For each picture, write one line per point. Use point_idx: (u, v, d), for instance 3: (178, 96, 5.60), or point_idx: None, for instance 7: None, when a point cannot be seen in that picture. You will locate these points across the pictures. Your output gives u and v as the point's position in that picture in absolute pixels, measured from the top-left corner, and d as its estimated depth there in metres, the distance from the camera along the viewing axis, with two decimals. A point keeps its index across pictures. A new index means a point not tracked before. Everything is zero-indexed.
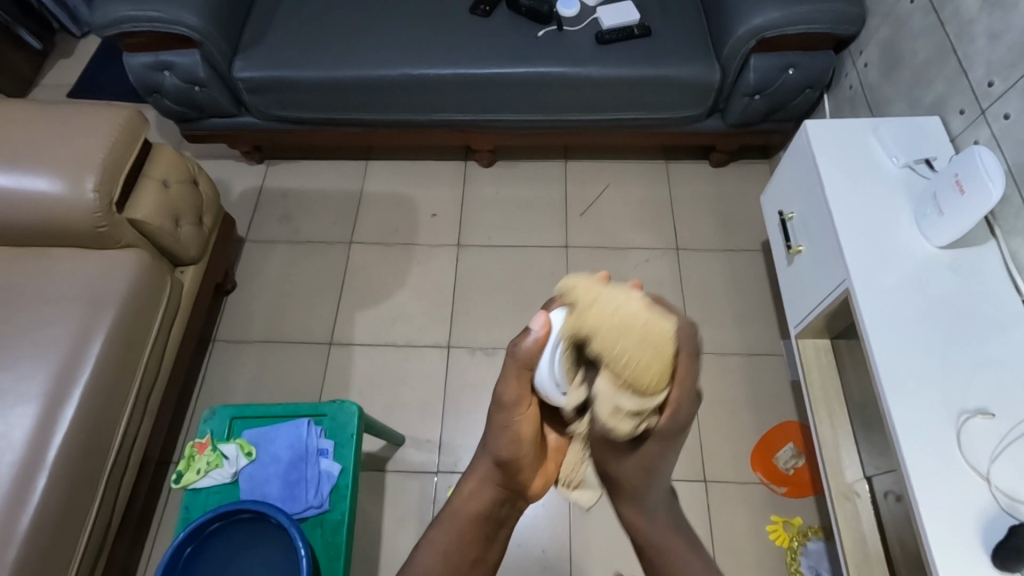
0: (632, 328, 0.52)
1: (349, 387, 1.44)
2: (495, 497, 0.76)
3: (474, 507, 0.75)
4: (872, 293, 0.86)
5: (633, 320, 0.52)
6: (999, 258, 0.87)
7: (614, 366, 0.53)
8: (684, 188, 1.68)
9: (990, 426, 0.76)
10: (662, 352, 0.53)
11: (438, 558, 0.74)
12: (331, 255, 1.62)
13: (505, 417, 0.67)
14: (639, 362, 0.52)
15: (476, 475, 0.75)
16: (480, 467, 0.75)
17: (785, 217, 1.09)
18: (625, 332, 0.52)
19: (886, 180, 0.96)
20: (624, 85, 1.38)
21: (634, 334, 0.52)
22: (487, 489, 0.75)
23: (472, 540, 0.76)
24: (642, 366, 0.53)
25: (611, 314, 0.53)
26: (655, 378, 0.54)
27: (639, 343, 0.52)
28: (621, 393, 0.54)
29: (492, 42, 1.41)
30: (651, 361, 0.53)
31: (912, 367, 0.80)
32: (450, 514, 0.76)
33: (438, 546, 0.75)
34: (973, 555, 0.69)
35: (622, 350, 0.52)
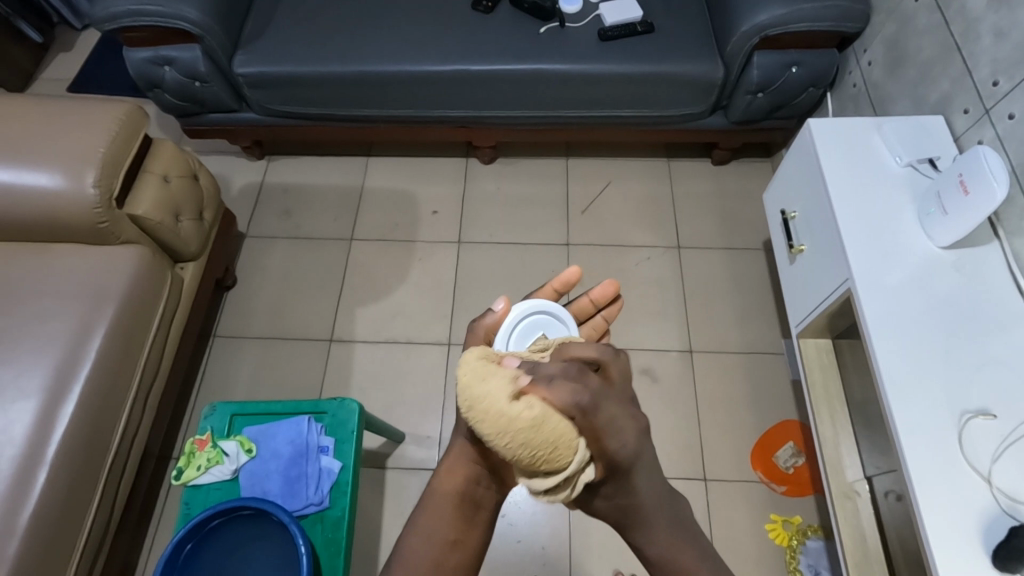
0: (496, 432, 0.52)
1: (349, 383, 1.44)
2: (473, 473, 0.75)
3: (452, 484, 0.74)
4: (875, 292, 0.86)
5: (496, 422, 0.52)
6: (1002, 258, 0.87)
7: (511, 461, 0.55)
8: (685, 186, 1.68)
9: (992, 426, 0.75)
10: (547, 433, 0.52)
11: (417, 539, 0.73)
12: (332, 251, 1.62)
13: None
14: (525, 453, 0.52)
15: (452, 452, 0.75)
16: (455, 447, 0.76)
17: (788, 216, 1.09)
18: (490, 428, 0.52)
19: (889, 179, 0.95)
20: (626, 82, 1.38)
21: (495, 432, 0.52)
22: (464, 464, 0.74)
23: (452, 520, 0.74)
24: (533, 452, 0.52)
25: (477, 412, 0.53)
26: (549, 457, 0.53)
27: (514, 436, 0.51)
28: (533, 478, 0.57)
29: (495, 38, 1.40)
30: (530, 452, 0.52)
31: (914, 367, 0.80)
32: (430, 493, 0.76)
33: (418, 526, 0.74)
34: (974, 556, 0.69)
35: (502, 449, 0.53)
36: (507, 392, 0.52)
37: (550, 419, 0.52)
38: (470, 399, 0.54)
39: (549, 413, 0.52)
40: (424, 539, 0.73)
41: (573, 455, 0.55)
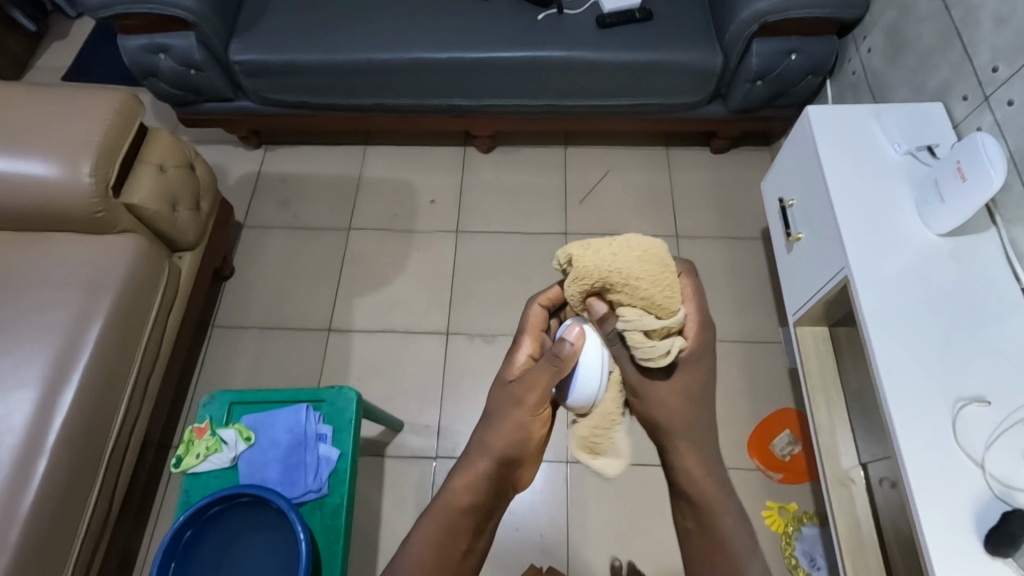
0: (625, 252, 0.61)
1: (348, 372, 1.44)
2: (489, 491, 0.71)
3: (468, 500, 0.70)
4: (872, 280, 0.86)
5: (629, 243, 0.61)
6: (999, 246, 0.87)
7: (625, 282, 0.60)
8: (684, 175, 1.67)
9: (986, 412, 0.76)
10: (663, 256, 0.62)
11: (426, 560, 0.68)
12: (330, 241, 1.62)
13: (523, 395, 0.69)
14: (650, 271, 0.60)
15: (471, 467, 0.70)
16: (476, 456, 0.70)
17: (785, 204, 1.09)
18: (621, 254, 0.61)
19: (887, 167, 0.95)
20: (625, 70, 1.37)
21: (626, 253, 0.61)
22: (484, 481, 0.70)
23: (464, 539, 0.70)
24: (645, 280, 0.60)
25: (613, 256, 0.61)
26: (666, 274, 0.61)
27: (638, 253, 0.61)
28: (646, 314, 0.62)
29: (493, 25, 1.39)
30: (656, 269, 0.60)
31: (910, 355, 0.80)
32: (438, 509, 0.70)
33: (427, 543, 0.69)
34: (965, 541, 0.70)
35: (632, 271, 0.60)
36: (622, 235, 0.63)
37: (663, 247, 0.62)
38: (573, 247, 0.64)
39: (660, 244, 0.63)
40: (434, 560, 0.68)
41: (681, 300, 0.62)
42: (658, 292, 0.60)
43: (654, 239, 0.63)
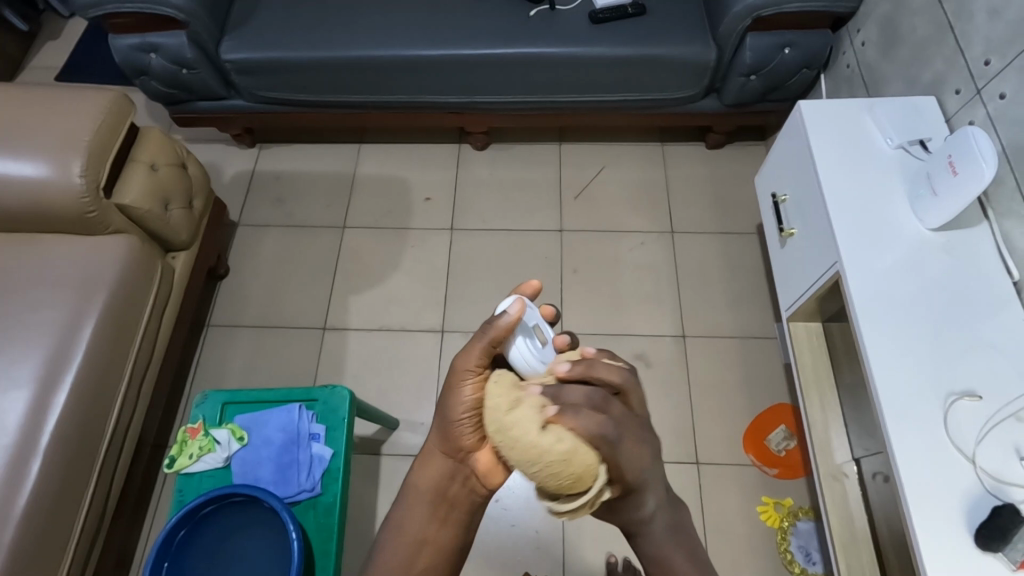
0: (527, 459, 0.53)
1: (343, 370, 1.44)
2: (445, 472, 0.78)
3: (423, 479, 0.79)
4: (864, 275, 0.85)
5: (534, 449, 0.53)
6: (991, 240, 0.86)
7: (533, 482, 0.56)
8: (680, 170, 1.67)
9: (978, 407, 0.76)
10: (579, 463, 0.53)
11: (390, 530, 0.79)
12: (325, 239, 1.62)
13: (451, 380, 0.70)
14: (552, 480, 0.54)
15: (427, 448, 0.79)
16: (431, 441, 0.79)
17: (779, 199, 1.08)
18: (523, 454, 0.54)
19: (880, 161, 0.95)
20: (619, 65, 1.36)
21: (529, 459, 0.53)
22: (435, 461, 0.78)
23: (429, 516, 0.79)
24: (543, 482, 0.55)
25: (517, 448, 0.54)
26: (569, 483, 0.54)
27: (545, 464, 0.53)
28: (555, 499, 0.58)
29: (485, 21, 1.38)
30: (558, 480, 0.54)
31: (902, 350, 0.80)
32: (408, 489, 0.81)
33: (398, 517, 0.80)
34: (957, 536, 0.70)
35: (526, 472, 0.54)
36: (537, 421, 0.54)
37: (581, 450, 0.53)
38: (486, 405, 0.58)
39: (579, 443, 0.54)
40: (400, 533, 0.78)
41: (590, 490, 0.56)
42: (558, 489, 0.55)
43: (571, 433, 0.54)
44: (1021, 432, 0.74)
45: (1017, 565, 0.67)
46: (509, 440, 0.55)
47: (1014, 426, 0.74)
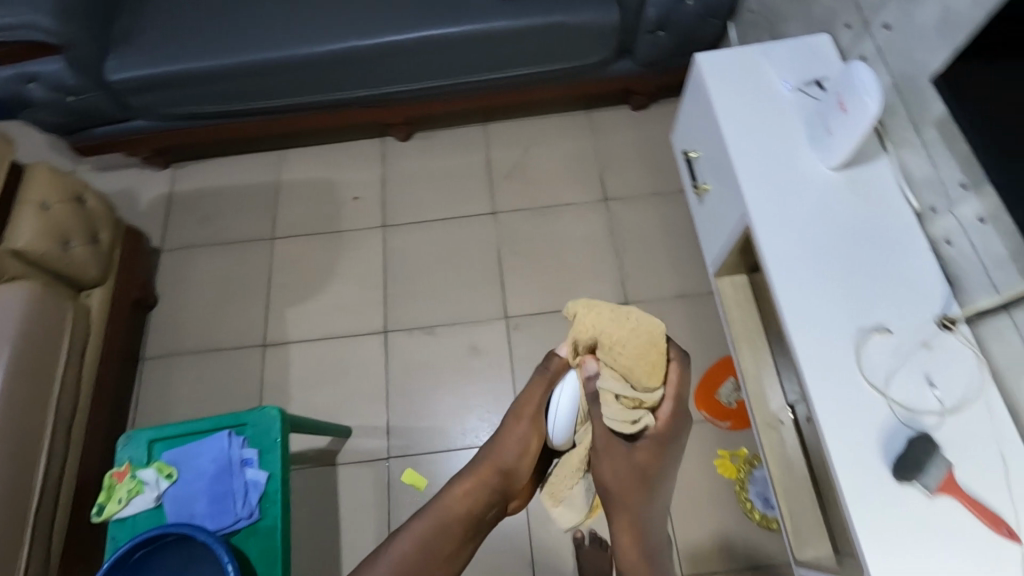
0: (633, 331, 0.71)
1: (288, 386, 1.40)
2: (486, 502, 0.80)
3: (464, 505, 0.79)
4: (771, 223, 0.84)
5: (635, 320, 0.72)
6: (891, 171, 0.86)
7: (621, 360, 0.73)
8: (608, 136, 1.64)
9: (888, 342, 0.76)
10: (658, 340, 0.72)
11: (414, 545, 0.76)
12: (254, 254, 1.56)
13: (516, 422, 0.80)
14: (638, 347, 0.71)
15: (473, 474, 0.80)
16: (480, 468, 0.80)
17: (690, 156, 1.07)
18: (627, 324, 0.72)
19: (779, 106, 0.93)
20: (524, 38, 1.32)
21: (640, 329, 0.72)
22: (482, 492, 0.79)
23: (450, 536, 0.78)
24: (632, 356, 0.72)
25: (614, 326, 0.72)
26: (655, 355, 0.72)
27: (643, 341, 0.71)
28: (624, 389, 0.74)
29: (380, 8, 1.33)
30: (652, 349, 0.72)
31: (813, 295, 0.80)
32: (438, 507, 0.79)
33: (411, 537, 0.77)
34: (876, 470, 0.70)
35: (621, 342, 0.72)
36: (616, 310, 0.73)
37: (659, 330, 0.72)
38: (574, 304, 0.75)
39: (659, 326, 0.72)
40: (409, 556, 0.75)
41: (655, 383, 0.75)
42: (642, 364, 0.72)
43: (656, 319, 0.73)
44: (930, 360, 0.75)
45: (933, 491, 0.68)
46: (595, 316, 0.73)
47: (924, 355, 0.75)
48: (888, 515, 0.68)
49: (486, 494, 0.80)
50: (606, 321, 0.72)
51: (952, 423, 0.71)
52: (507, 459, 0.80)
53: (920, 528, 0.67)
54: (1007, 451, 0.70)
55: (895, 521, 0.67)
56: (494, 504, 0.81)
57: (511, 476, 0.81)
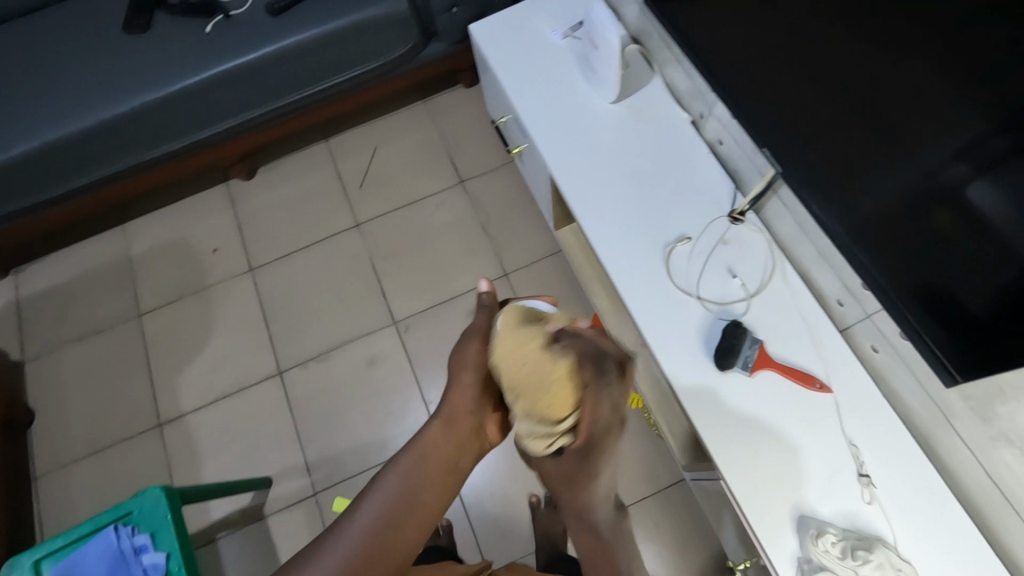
0: (523, 371, 0.58)
1: (196, 456, 1.36)
2: (466, 432, 0.73)
3: (443, 437, 0.72)
4: (570, 169, 0.88)
5: (526, 353, 0.59)
6: (664, 90, 0.92)
7: (519, 403, 0.59)
8: (448, 119, 1.65)
9: (689, 248, 0.81)
10: (530, 383, 0.58)
11: (395, 487, 0.68)
12: (124, 336, 1.49)
13: (464, 344, 0.74)
14: (530, 390, 0.57)
15: (449, 403, 0.74)
16: (452, 396, 0.74)
17: (498, 123, 1.09)
18: (528, 346, 0.59)
19: (553, 56, 0.96)
20: (321, 48, 1.29)
21: (537, 354, 0.58)
22: (461, 419, 0.73)
23: (434, 472, 0.70)
24: (525, 388, 0.58)
25: (514, 357, 0.59)
26: (551, 395, 0.57)
27: (529, 379, 0.58)
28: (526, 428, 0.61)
29: (162, 55, 1.25)
30: (544, 391, 0.57)
31: (619, 224, 0.84)
32: (416, 447, 0.72)
33: (399, 478, 0.69)
34: (701, 367, 0.76)
35: (517, 382, 0.59)
36: (519, 342, 0.60)
37: (542, 372, 0.57)
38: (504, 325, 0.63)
39: (548, 365, 0.57)
40: (397, 497, 0.68)
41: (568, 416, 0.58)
42: (532, 403, 0.58)
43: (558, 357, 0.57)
44: (729, 253, 0.81)
45: (751, 370, 0.74)
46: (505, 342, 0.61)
47: (723, 251, 0.81)
48: (720, 403, 0.74)
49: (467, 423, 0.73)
50: (517, 350, 0.59)
51: (757, 303, 0.77)
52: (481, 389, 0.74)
53: (746, 405, 0.73)
54: (806, 314, 0.76)
55: (726, 407, 0.73)
56: (477, 435, 0.74)
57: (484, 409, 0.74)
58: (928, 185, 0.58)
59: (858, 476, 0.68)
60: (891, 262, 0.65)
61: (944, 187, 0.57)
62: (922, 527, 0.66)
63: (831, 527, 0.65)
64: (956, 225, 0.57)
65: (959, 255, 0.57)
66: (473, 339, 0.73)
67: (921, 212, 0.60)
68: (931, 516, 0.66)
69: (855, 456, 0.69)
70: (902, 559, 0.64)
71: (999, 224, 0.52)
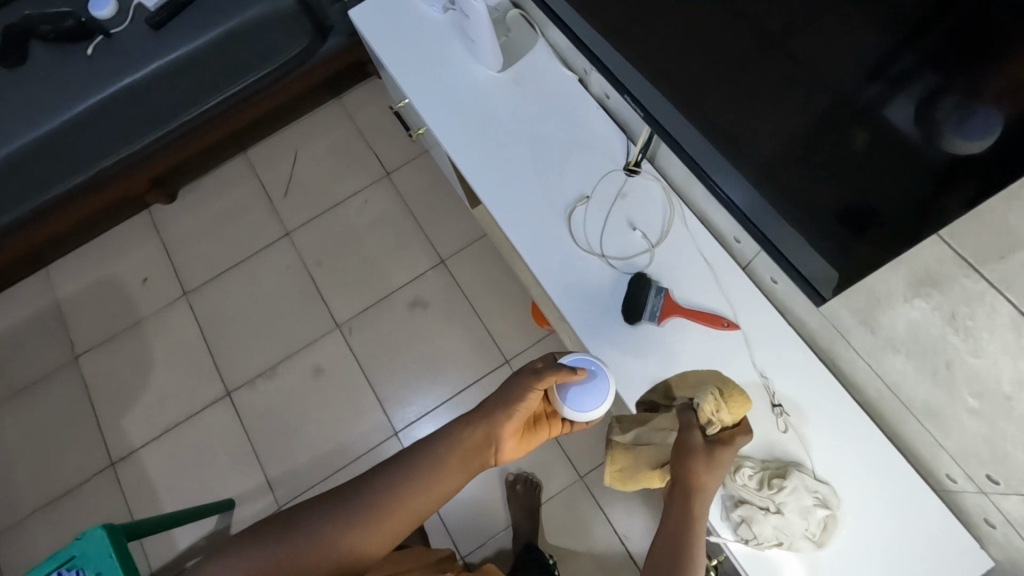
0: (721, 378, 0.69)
1: (154, 491, 1.33)
2: (489, 436, 0.68)
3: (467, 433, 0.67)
4: (461, 145, 0.86)
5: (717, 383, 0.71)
6: (548, 51, 0.90)
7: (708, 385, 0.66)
8: (364, 114, 1.61)
9: (589, 207, 0.81)
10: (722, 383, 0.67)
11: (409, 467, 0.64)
12: (63, 382, 1.44)
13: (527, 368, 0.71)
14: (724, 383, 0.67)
15: (489, 402, 0.69)
16: (492, 398, 0.69)
17: (397, 108, 1.07)
18: None
19: (433, 31, 0.94)
20: (212, 53, 1.26)
21: None
22: (486, 419, 0.68)
23: (448, 465, 0.65)
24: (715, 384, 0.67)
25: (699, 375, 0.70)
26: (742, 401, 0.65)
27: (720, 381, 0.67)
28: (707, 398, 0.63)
29: (47, 85, 1.21)
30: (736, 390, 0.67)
31: (516, 194, 0.83)
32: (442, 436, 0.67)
33: (415, 457, 0.65)
34: (613, 324, 0.75)
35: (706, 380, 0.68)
36: None
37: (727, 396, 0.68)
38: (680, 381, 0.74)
39: None
40: (409, 473, 0.64)
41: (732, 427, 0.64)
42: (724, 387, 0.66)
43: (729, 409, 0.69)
44: (628, 206, 0.80)
45: (660, 319, 0.74)
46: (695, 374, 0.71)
47: (622, 205, 0.81)
48: (634, 356, 0.74)
49: (485, 425, 0.68)
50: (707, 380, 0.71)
51: (660, 253, 0.77)
52: (509, 397, 0.68)
53: (657, 354, 0.74)
54: (708, 255, 0.76)
55: (638, 358, 0.74)
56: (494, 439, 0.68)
57: (508, 418, 0.68)
58: (838, 107, 0.47)
59: (771, 406, 0.69)
60: (793, 201, 0.55)
61: (856, 109, 0.47)
62: (836, 446, 0.67)
63: (748, 461, 0.67)
64: (873, 148, 0.47)
65: (867, 174, 0.48)
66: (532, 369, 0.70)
67: (829, 138, 0.49)
68: (842, 433, 0.67)
69: (766, 386, 0.70)
70: (820, 481, 0.65)
71: (908, 128, 0.44)
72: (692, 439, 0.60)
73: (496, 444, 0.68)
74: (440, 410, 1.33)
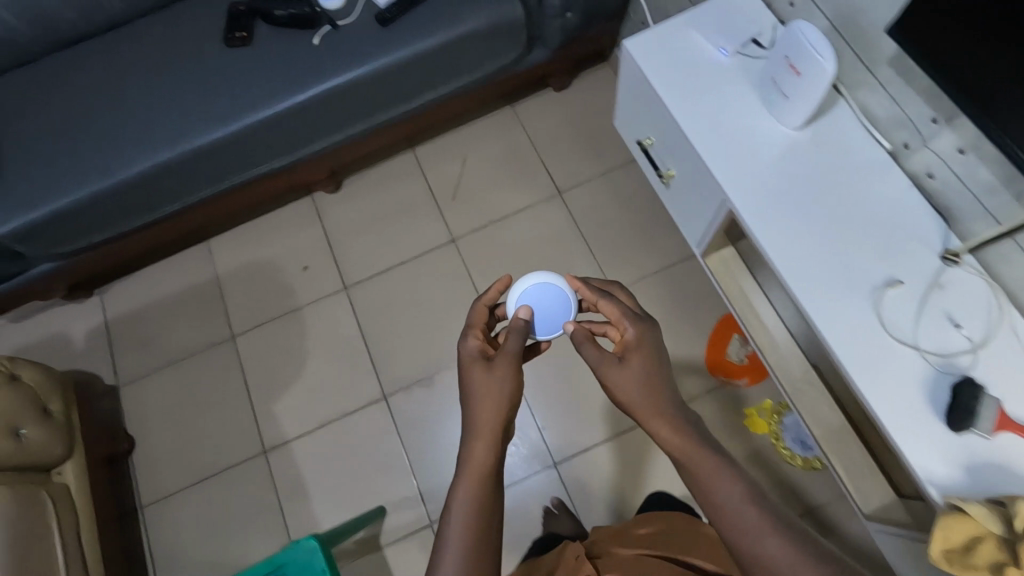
0: None
1: (305, 485, 1.33)
2: (498, 441, 0.68)
3: (481, 456, 0.66)
4: (755, 203, 0.82)
5: None
6: (853, 115, 0.85)
7: None
8: (538, 126, 1.57)
9: (903, 293, 0.75)
10: None
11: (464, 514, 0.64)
12: (218, 359, 1.44)
13: (471, 369, 0.71)
14: None
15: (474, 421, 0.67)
16: (477, 420, 0.67)
17: (644, 144, 1.03)
18: None
19: (722, 74, 0.89)
20: (433, 57, 1.21)
21: None
22: (492, 425, 0.67)
23: (491, 485, 0.66)
24: None
25: None
26: None
27: None
28: None
29: (271, 68, 1.19)
30: None
31: (817, 264, 0.78)
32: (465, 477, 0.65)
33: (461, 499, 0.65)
34: (931, 426, 0.70)
35: None
36: None
37: None
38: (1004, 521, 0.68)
39: None
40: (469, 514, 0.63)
41: None
42: None
43: None
44: (946, 299, 0.75)
45: (992, 433, 0.68)
46: None
47: (939, 296, 0.75)
48: (956, 465, 0.69)
49: (489, 437, 0.67)
50: None
51: (984, 356, 0.72)
52: (483, 396, 0.68)
53: (983, 468, 0.68)
54: None
55: (960, 468, 0.69)
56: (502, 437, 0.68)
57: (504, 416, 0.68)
58: None
59: None
60: None
61: None
62: None
63: None
64: None
65: None
66: (492, 370, 0.69)
67: None
68: None
69: None
70: None
71: None
72: (623, 382, 0.69)
73: (512, 420, 0.70)
74: (604, 446, 1.31)
